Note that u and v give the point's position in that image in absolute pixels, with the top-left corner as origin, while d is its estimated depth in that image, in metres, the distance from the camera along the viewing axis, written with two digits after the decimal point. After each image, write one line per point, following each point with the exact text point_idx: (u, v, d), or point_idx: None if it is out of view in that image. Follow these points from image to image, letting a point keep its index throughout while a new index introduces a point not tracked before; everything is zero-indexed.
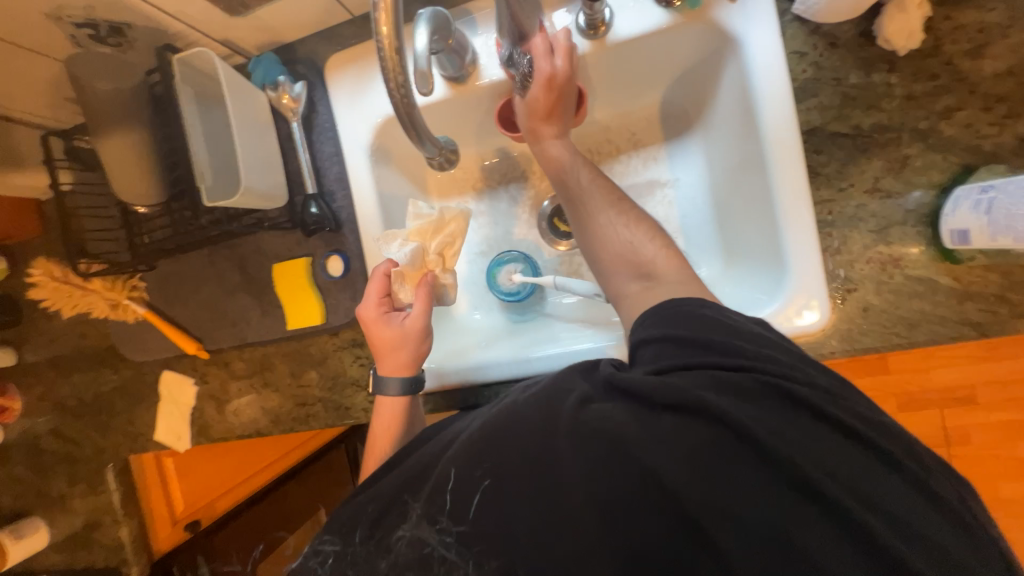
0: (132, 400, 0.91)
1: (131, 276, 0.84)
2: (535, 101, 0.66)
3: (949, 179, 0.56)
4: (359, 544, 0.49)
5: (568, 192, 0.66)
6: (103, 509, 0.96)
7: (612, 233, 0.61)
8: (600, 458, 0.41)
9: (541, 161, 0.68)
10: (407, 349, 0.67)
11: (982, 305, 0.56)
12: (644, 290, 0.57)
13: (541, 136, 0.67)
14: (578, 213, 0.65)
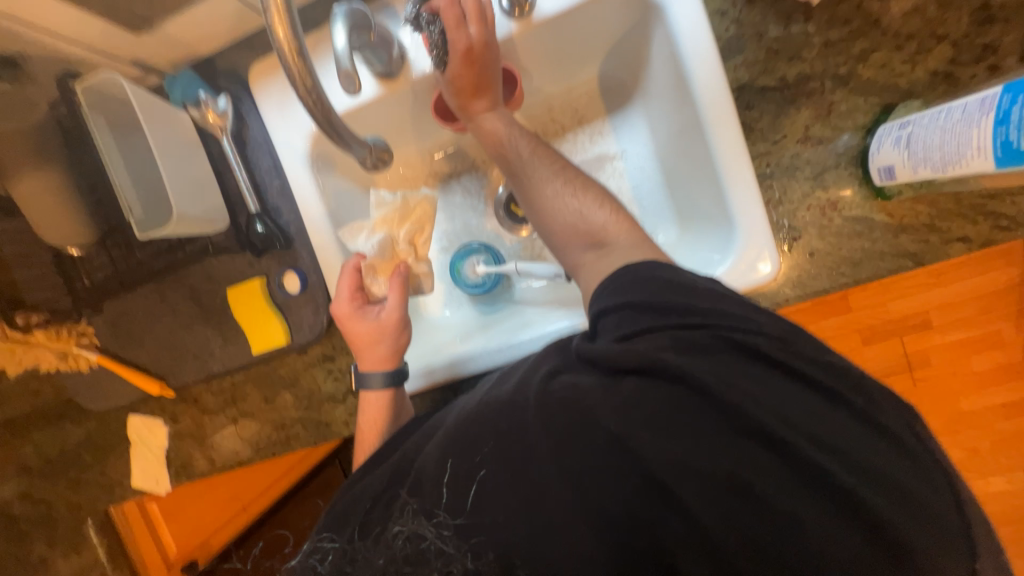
0: (101, 451, 0.87)
1: (77, 323, 0.79)
2: (469, 86, 0.65)
3: (872, 120, 0.58)
4: (357, 542, 0.49)
5: (514, 171, 0.65)
6: (94, 561, 0.94)
7: (559, 206, 0.61)
8: (568, 432, 0.42)
9: (486, 144, 0.67)
10: (387, 340, 0.67)
11: (917, 236, 0.59)
12: (599, 259, 0.57)
13: (482, 118, 0.67)
14: (525, 191, 0.64)
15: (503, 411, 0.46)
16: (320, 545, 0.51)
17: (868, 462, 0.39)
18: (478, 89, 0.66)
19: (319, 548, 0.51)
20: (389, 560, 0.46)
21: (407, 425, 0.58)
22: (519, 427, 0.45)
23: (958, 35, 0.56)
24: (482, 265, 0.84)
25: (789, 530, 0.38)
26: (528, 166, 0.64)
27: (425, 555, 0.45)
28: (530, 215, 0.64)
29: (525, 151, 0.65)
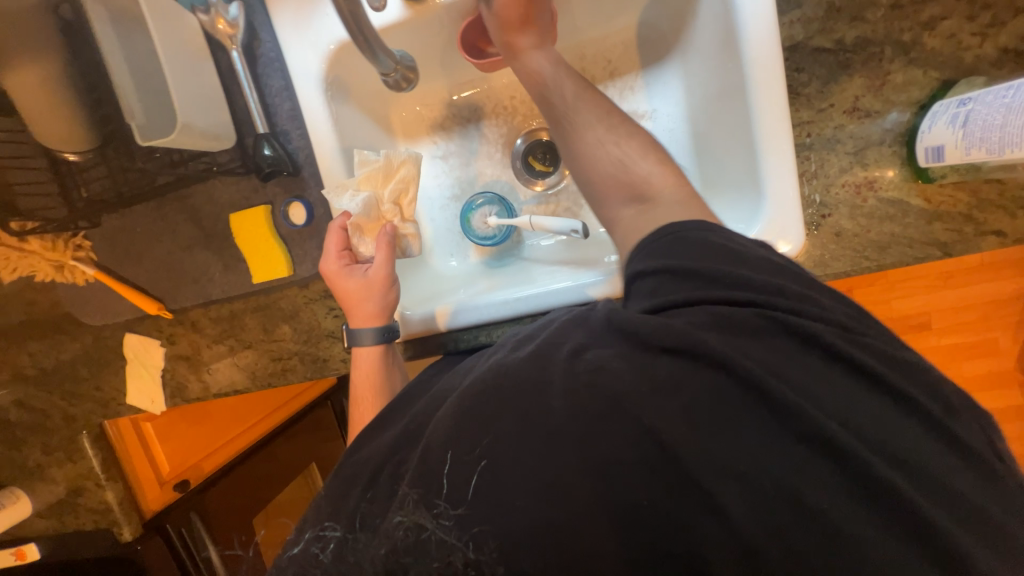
0: (97, 366, 0.87)
1: (73, 235, 0.78)
2: (516, 21, 0.63)
3: (927, 96, 0.55)
4: (358, 531, 0.44)
5: (557, 117, 0.63)
6: (87, 474, 0.94)
7: (600, 155, 0.59)
8: (593, 416, 0.39)
9: (532, 87, 0.65)
10: (375, 299, 0.65)
11: (951, 225, 0.57)
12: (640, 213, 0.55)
13: (528, 58, 0.64)
14: (568, 138, 0.63)
15: (517, 376, 0.42)
16: (323, 534, 0.46)
17: (915, 461, 0.38)
18: (524, 24, 0.64)
19: (320, 537, 0.46)
20: (391, 551, 0.41)
21: (409, 389, 0.57)
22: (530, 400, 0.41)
23: None
24: (494, 217, 0.81)
25: (837, 543, 0.35)
26: (573, 111, 0.62)
27: (427, 546, 0.40)
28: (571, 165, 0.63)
29: (570, 95, 0.63)
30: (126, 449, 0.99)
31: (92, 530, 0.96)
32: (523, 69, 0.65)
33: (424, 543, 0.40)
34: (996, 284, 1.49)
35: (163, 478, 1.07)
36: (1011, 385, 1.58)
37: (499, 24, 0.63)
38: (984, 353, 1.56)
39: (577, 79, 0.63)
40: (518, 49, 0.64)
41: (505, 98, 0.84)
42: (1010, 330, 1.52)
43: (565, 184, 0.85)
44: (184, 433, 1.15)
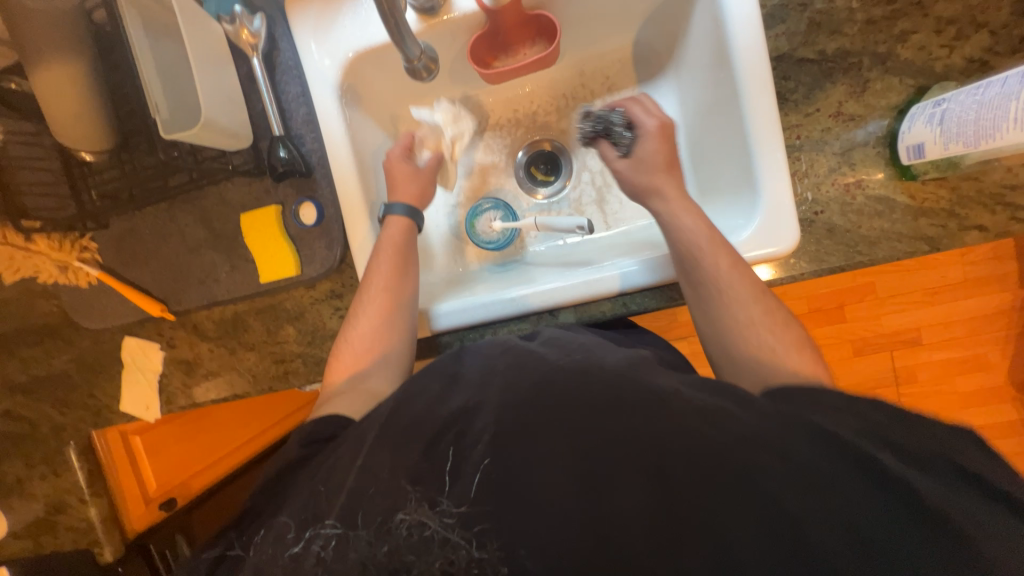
0: (92, 372, 0.85)
1: (80, 236, 0.79)
2: (659, 163, 0.66)
3: (904, 101, 0.59)
4: (360, 528, 0.41)
5: (697, 280, 0.59)
6: (70, 490, 0.89)
7: (749, 339, 0.55)
8: (680, 450, 0.39)
9: (670, 236, 0.62)
10: (416, 182, 0.71)
11: (935, 220, 0.60)
12: (761, 342, 0.55)
13: (665, 201, 0.64)
14: (706, 310, 0.59)
15: (519, 363, 0.45)
16: (322, 531, 0.42)
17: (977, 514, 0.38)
18: (669, 167, 0.66)
19: (319, 533, 0.42)
20: (392, 550, 0.40)
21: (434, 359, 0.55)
22: (515, 399, 0.42)
23: (996, 25, 0.57)
24: (499, 221, 0.84)
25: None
26: (718, 278, 0.58)
27: (429, 544, 0.40)
28: (713, 338, 0.58)
29: (713, 257, 0.59)
30: (118, 464, 0.95)
31: (71, 553, 0.90)
32: (659, 211, 0.64)
33: (428, 542, 0.40)
34: (980, 300, 1.54)
35: (151, 496, 1.03)
36: (1005, 401, 1.59)
37: (639, 166, 0.66)
38: (977, 369, 1.58)
39: (716, 235, 0.60)
40: (658, 189, 0.65)
41: (509, 111, 0.88)
42: (999, 345, 1.56)
43: (567, 192, 0.88)
44: (174, 449, 1.11)
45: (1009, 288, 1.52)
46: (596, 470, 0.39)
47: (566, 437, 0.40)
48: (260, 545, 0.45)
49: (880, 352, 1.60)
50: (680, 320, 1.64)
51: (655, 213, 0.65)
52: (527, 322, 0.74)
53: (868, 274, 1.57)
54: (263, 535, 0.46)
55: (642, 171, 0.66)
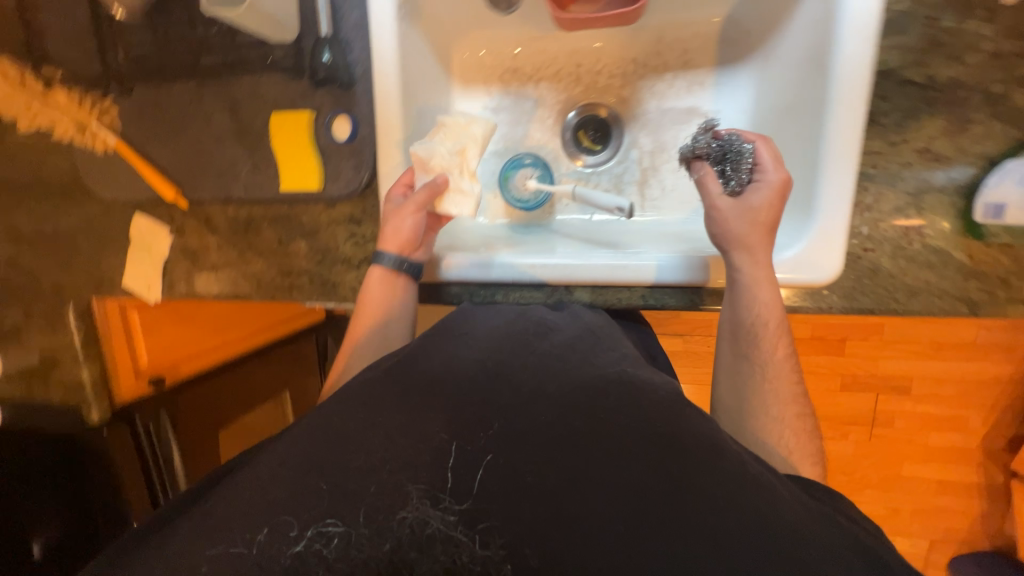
0: (98, 240, 0.84)
1: (102, 98, 0.75)
2: (764, 222, 0.59)
3: (999, 153, 0.54)
4: (361, 526, 0.40)
5: (748, 360, 0.61)
6: (64, 347, 0.92)
7: (770, 432, 0.59)
8: (712, 475, 0.40)
9: (743, 303, 0.60)
10: (399, 232, 0.66)
11: (985, 286, 0.57)
12: (782, 430, 0.59)
13: (753, 262, 0.59)
14: (739, 388, 0.62)
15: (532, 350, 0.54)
16: (323, 530, 0.40)
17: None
18: (769, 230, 0.59)
19: (320, 533, 0.40)
20: (393, 548, 0.39)
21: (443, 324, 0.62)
22: (517, 369, 0.50)
23: None
24: (534, 180, 0.81)
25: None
26: (766, 364, 0.61)
27: (430, 543, 0.39)
28: (732, 413, 0.62)
29: (771, 342, 0.60)
30: (113, 336, 0.96)
31: (59, 404, 0.95)
32: (741, 269, 0.59)
33: (429, 540, 0.39)
34: (980, 365, 1.54)
35: (141, 370, 1.03)
36: (970, 464, 1.62)
37: (746, 213, 0.59)
38: (953, 429, 1.60)
39: (783, 322, 0.60)
40: (750, 246, 0.59)
41: (571, 64, 0.81)
42: (982, 411, 1.58)
43: (611, 165, 0.83)
44: (171, 330, 1.10)
45: (1012, 360, 1.52)
46: (573, 441, 0.43)
47: (552, 412, 0.45)
48: (262, 545, 0.40)
49: (866, 392, 1.61)
50: (681, 317, 1.63)
51: (736, 267, 0.60)
52: (540, 292, 0.71)
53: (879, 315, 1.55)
54: (265, 534, 0.40)
55: (745, 221, 0.59)
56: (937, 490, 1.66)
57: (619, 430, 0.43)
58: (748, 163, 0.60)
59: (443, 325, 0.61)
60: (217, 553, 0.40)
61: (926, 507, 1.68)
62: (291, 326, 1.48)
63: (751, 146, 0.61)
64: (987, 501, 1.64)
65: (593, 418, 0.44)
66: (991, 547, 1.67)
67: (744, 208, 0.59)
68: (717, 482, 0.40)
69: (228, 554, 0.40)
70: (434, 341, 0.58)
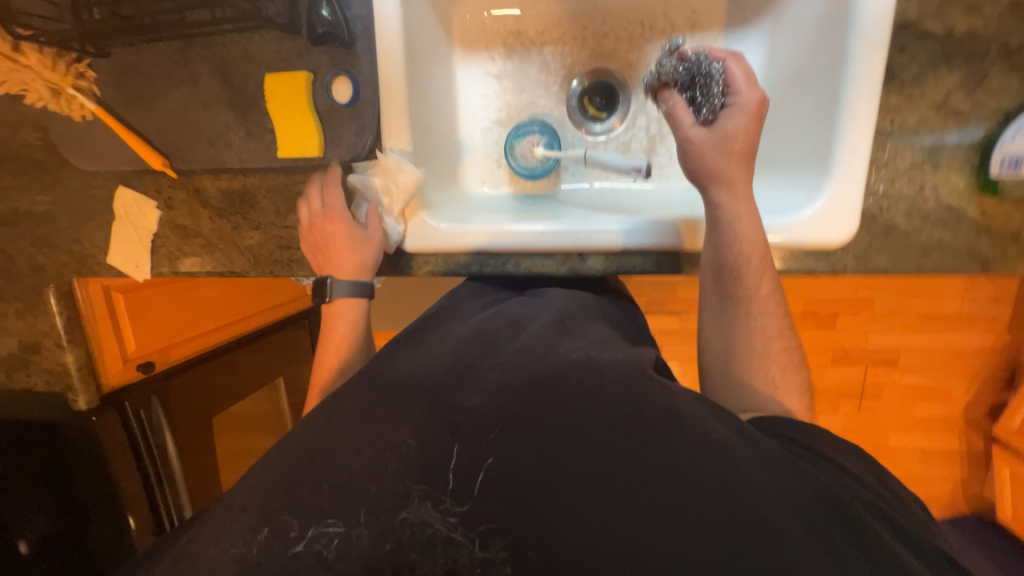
0: (79, 217, 0.79)
1: (78, 61, 0.70)
2: (738, 149, 0.58)
3: (1015, 106, 0.54)
4: (362, 526, 0.38)
5: (733, 300, 0.60)
6: (45, 332, 0.87)
7: (758, 373, 0.59)
8: (669, 438, 0.41)
9: (724, 242, 0.59)
10: (359, 251, 0.65)
11: (997, 241, 0.58)
12: (770, 370, 0.59)
13: (730, 195, 0.58)
14: (727, 331, 0.61)
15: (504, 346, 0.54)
16: (324, 530, 0.38)
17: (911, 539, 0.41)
18: (745, 156, 0.59)
19: (320, 533, 0.38)
20: (394, 549, 0.38)
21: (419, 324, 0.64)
22: (490, 362, 0.51)
23: None
24: (540, 147, 0.79)
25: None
26: (751, 303, 0.60)
27: (432, 544, 0.38)
28: (721, 361, 0.61)
29: (755, 278, 0.59)
30: (95, 319, 0.91)
31: (42, 391, 0.91)
32: (721, 205, 0.59)
33: (430, 542, 0.38)
34: (965, 336, 1.59)
35: (128, 356, 0.99)
36: (953, 431, 1.68)
37: (721, 141, 0.58)
38: (938, 399, 1.66)
39: (766, 256, 0.59)
40: (726, 178, 0.58)
41: (576, 27, 0.79)
42: (966, 380, 1.63)
43: (617, 134, 0.81)
44: (154, 317, 1.06)
45: (994, 330, 1.57)
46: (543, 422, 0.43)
47: (522, 401, 0.45)
48: (261, 546, 0.38)
49: (857, 364, 1.65)
50: (677, 295, 1.65)
51: (714, 203, 0.59)
52: (552, 261, 0.70)
53: (869, 289, 1.58)
54: (264, 535, 0.39)
55: (719, 149, 0.58)
56: (922, 457, 1.72)
57: (588, 405, 0.44)
58: (719, 101, 0.60)
59: (412, 329, 0.62)
60: (225, 555, 0.38)
61: (911, 474, 1.74)
62: (275, 313, 1.42)
63: (722, 65, 0.61)
64: (967, 467, 1.70)
65: (561, 397, 0.45)
66: (971, 510, 1.74)
67: (721, 138, 0.58)
68: (677, 451, 0.41)
69: (228, 553, 0.38)
70: (402, 346, 0.58)
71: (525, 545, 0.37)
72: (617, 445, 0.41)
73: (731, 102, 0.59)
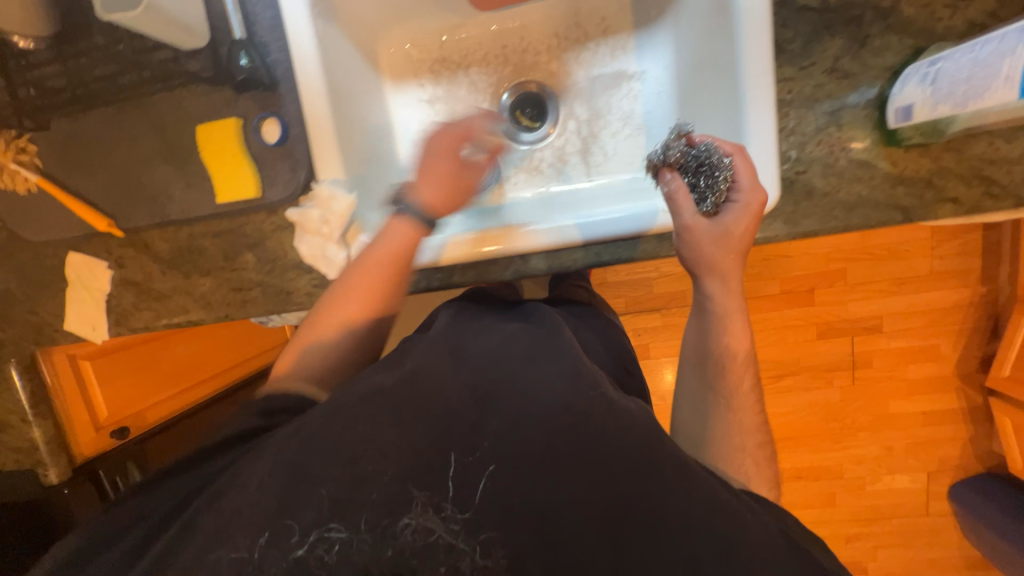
0: (33, 287, 0.79)
1: (18, 136, 0.72)
2: (735, 246, 0.58)
3: (900, 62, 0.57)
4: (362, 533, 0.40)
5: (714, 389, 0.61)
6: (6, 411, 0.85)
7: (732, 460, 0.58)
8: (685, 489, 0.43)
9: (710, 332, 0.61)
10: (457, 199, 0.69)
11: (913, 189, 0.60)
12: (744, 451, 0.59)
13: (723, 288, 0.59)
14: (704, 416, 0.61)
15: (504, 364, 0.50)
16: (325, 535, 0.40)
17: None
18: (742, 253, 0.59)
19: (321, 538, 0.40)
20: (394, 556, 0.39)
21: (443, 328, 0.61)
22: (507, 395, 0.46)
23: None
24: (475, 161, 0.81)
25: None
26: (732, 397, 0.60)
27: (434, 550, 0.39)
28: (693, 437, 0.61)
29: (738, 375, 0.60)
30: (64, 389, 0.92)
31: (12, 471, 0.87)
32: (712, 295, 0.60)
33: (431, 548, 0.39)
34: (940, 294, 1.60)
35: (100, 423, 1.00)
36: (950, 390, 1.67)
37: (721, 236, 0.57)
38: (930, 359, 1.65)
39: (750, 355, 0.61)
40: (722, 271, 0.58)
41: (497, 46, 0.83)
42: (952, 337, 1.63)
43: (552, 139, 0.84)
44: (124, 381, 1.07)
45: (968, 285, 1.59)
46: (553, 478, 0.42)
47: (541, 446, 0.43)
48: (263, 548, 0.41)
49: (843, 336, 1.66)
50: (654, 292, 1.66)
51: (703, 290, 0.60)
52: (497, 267, 0.70)
53: (840, 260, 1.60)
54: (267, 538, 0.41)
55: (718, 244, 0.57)
56: (925, 422, 1.70)
57: (605, 462, 0.42)
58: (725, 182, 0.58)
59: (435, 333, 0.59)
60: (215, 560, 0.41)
61: (918, 440, 1.71)
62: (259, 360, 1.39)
63: (728, 159, 0.58)
64: (972, 424, 1.68)
65: (584, 452, 0.43)
66: (985, 468, 1.71)
67: (719, 236, 0.57)
68: (688, 500, 0.42)
69: (229, 557, 0.41)
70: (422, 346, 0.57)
71: (529, 554, 0.40)
72: (633, 504, 0.41)
73: (735, 197, 0.57)
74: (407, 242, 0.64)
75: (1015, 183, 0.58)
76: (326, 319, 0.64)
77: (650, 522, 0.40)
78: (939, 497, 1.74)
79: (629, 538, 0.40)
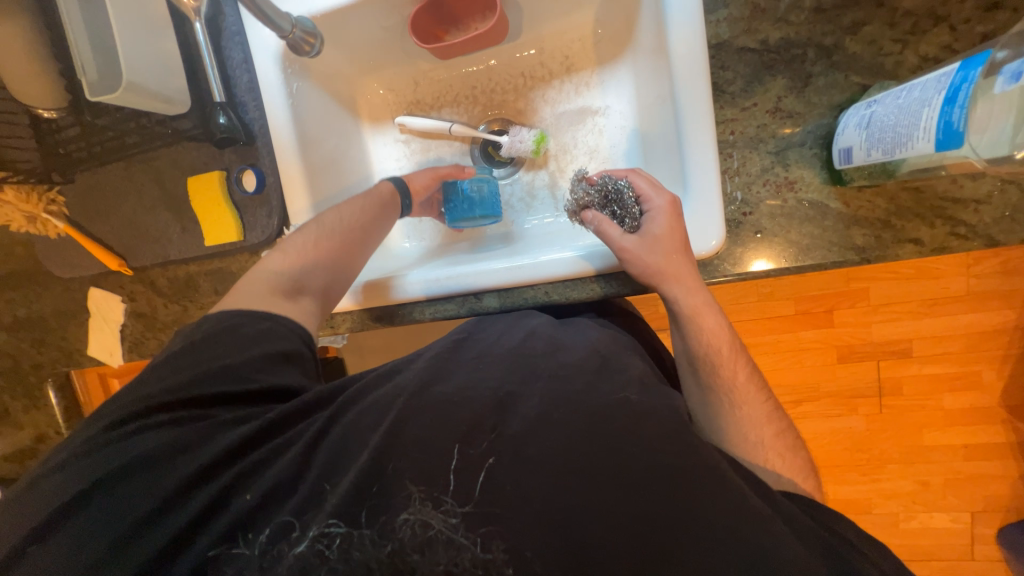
0: (64, 317, 0.90)
1: (48, 188, 0.80)
2: (675, 245, 0.56)
3: (846, 100, 0.55)
4: (363, 527, 0.41)
5: (714, 390, 0.57)
6: (44, 422, 0.96)
7: (763, 464, 0.54)
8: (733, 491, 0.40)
9: (689, 335, 0.58)
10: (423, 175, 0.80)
11: (870, 230, 0.56)
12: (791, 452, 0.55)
13: (684, 289, 0.56)
14: (711, 419, 0.58)
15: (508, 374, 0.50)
16: (325, 531, 0.41)
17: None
18: (684, 248, 0.57)
19: (322, 534, 0.41)
20: (395, 550, 0.41)
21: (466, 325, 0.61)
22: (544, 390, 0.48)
23: (958, 20, 0.52)
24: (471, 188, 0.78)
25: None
26: (733, 391, 0.56)
27: (432, 543, 0.40)
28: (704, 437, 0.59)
29: (731, 367, 0.57)
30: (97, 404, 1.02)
31: None
32: (677, 300, 0.57)
33: (431, 541, 0.40)
34: (980, 316, 1.46)
35: None
36: (997, 421, 1.52)
37: (654, 244, 0.56)
38: (973, 388, 1.51)
39: (735, 343, 0.57)
40: (674, 275, 0.56)
41: (467, 87, 0.85)
42: (998, 363, 1.48)
43: (521, 174, 0.85)
44: None
45: (1016, 305, 1.44)
46: (590, 480, 0.41)
47: (582, 444, 0.42)
48: (264, 545, 0.42)
49: (868, 360, 1.54)
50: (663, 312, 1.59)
51: (663, 298, 0.58)
52: (452, 304, 0.73)
53: (863, 278, 1.49)
54: (267, 535, 0.43)
55: (656, 252, 0.56)
56: (969, 456, 1.54)
57: (642, 468, 0.41)
58: (637, 204, 0.60)
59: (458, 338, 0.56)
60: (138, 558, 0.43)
61: (959, 477, 1.55)
62: None
63: (626, 182, 0.61)
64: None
65: (617, 448, 0.42)
66: None
67: (651, 242, 0.56)
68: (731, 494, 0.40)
69: None
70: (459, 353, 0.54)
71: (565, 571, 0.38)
72: (675, 502, 0.39)
73: (648, 208, 0.58)
74: (374, 211, 0.71)
75: (984, 223, 0.54)
76: (300, 250, 0.64)
77: (680, 508, 0.39)
78: (987, 540, 1.57)
79: (654, 530, 0.39)
